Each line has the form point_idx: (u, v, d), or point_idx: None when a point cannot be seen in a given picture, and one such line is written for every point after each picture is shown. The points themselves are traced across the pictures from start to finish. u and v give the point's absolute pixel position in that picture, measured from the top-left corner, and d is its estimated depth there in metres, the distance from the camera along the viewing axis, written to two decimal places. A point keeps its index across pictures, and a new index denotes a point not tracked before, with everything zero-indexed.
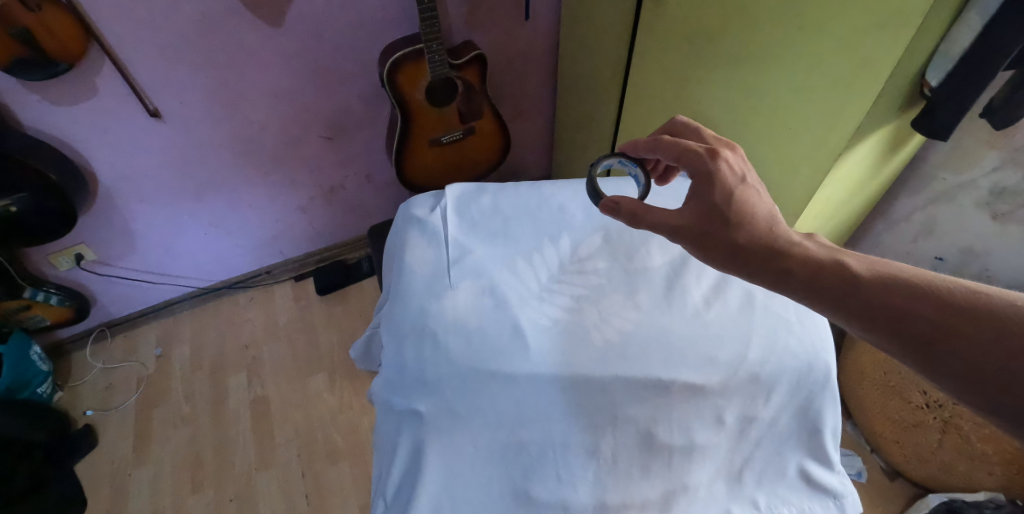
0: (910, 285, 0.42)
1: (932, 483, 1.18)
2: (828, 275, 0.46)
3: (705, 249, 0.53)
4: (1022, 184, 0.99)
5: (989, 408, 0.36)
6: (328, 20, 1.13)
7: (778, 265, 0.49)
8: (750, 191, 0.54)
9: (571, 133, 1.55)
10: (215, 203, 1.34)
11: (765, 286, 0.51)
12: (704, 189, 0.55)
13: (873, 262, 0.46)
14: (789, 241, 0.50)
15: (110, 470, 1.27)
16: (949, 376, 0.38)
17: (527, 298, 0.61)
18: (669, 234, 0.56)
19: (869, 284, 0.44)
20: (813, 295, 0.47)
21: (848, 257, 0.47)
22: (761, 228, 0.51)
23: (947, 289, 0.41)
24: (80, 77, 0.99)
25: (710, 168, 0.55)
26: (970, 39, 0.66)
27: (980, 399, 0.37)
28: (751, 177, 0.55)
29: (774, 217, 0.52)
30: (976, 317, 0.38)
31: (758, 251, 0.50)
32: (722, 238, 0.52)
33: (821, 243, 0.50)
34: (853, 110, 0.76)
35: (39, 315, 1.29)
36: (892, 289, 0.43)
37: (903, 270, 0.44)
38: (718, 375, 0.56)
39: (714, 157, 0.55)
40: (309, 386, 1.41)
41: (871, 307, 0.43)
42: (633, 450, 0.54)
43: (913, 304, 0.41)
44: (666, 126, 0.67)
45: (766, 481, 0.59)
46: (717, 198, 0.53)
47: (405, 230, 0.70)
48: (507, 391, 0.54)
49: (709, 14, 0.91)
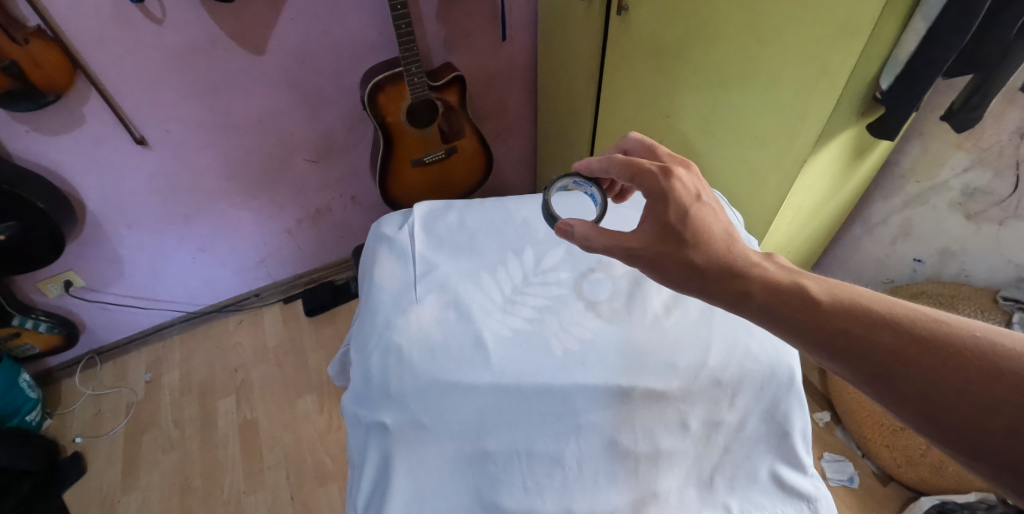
0: (868, 309, 0.44)
1: (924, 486, 1.16)
2: (785, 295, 0.48)
3: (665, 270, 0.54)
4: (993, 184, 1.00)
5: (941, 435, 0.38)
6: (309, 45, 1.16)
7: (735, 284, 0.51)
8: (705, 208, 0.55)
9: (552, 148, 1.57)
10: (203, 227, 1.36)
11: (724, 306, 0.52)
12: (660, 206, 0.56)
13: (831, 285, 0.47)
14: (747, 261, 0.51)
15: (98, 497, 1.26)
16: (904, 402, 0.40)
17: (491, 310, 0.62)
18: (623, 253, 0.57)
19: (827, 307, 0.45)
20: (769, 313, 0.48)
21: (806, 278, 0.49)
22: (718, 246, 0.53)
23: (908, 315, 0.42)
24: (67, 108, 1.02)
25: (664, 186, 0.56)
26: (915, 43, 0.68)
27: (942, 425, 0.38)
28: (705, 194, 0.57)
29: (730, 235, 0.54)
30: (934, 345, 0.40)
31: (716, 270, 0.52)
32: (680, 258, 0.54)
33: (779, 264, 0.51)
34: (815, 116, 0.77)
35: (28, 342, 1.31)
36: (849, 313, 0.44)
37: (859, 294, 0.45)
38: (678, 381, 0.57)
39: (667, 175, 0.57)
40: (298, 408, 1.41)
41: (828, 330, 0.44)
42: (599, 459, 0.54)
43: (869, 329, 0.43)
44: (622, 143, 0.69)
45: (738, 487, 0.59)
46: (672, 217, 0.55)
47: (374, 249, 0.71)
48: (471, 403, 0.55)
49: (674, 31, 0.94)
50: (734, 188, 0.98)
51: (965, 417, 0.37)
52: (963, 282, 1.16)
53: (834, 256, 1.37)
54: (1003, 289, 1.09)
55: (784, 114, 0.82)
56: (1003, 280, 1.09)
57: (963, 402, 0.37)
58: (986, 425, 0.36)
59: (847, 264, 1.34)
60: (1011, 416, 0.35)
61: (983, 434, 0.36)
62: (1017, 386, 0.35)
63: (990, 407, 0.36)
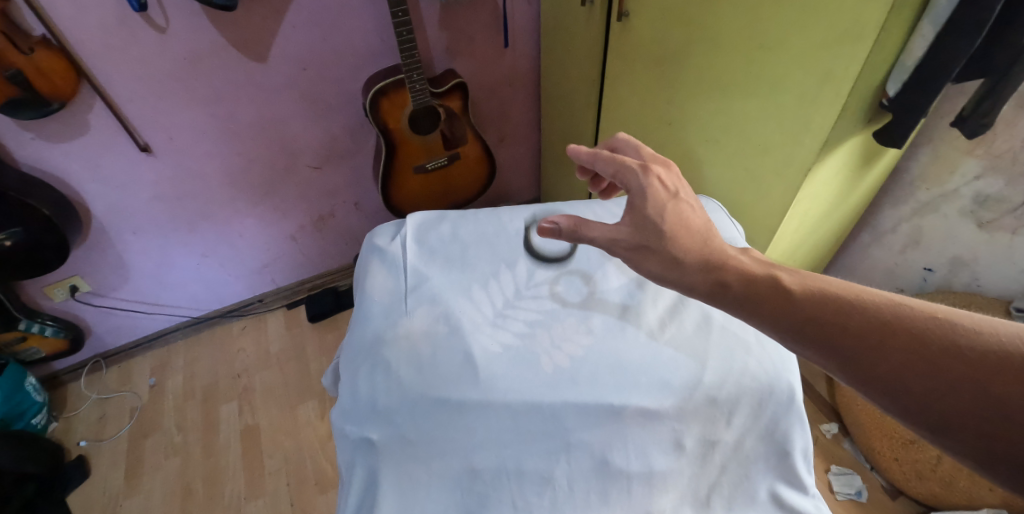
0: (837, 297, 0.43)
1: (934, 502, 1.13)
2: (761, 287, 0.47)
3: (645, 263, 0.55)
4: (1006, 191, 0.97)
5: (913, 417, 0.38)
6: (312, 52, 1.17)
7: (713, 276, 0.50)
8: (683, 205, 0.56)
9: (556, 154, 1.56)
10: (207, 233, 1.37)
11: (702, 299, 0.51)
12: (640, 202, 0.56)
13: (804, 277, 0.47)
14: (723, 254, 0.51)
15: (101, 501, 1.26)
16: (875, 388, 0.39)
17: (481, 324, 0.62)
18: (610, 247, 0.57)
19: (799, 296, 0.45)
20: (744, 305, 0.48)
21: (781, 271, 0.48)
22: (695, 242, 0.53)
23: (874, 301, 0.42)
24: (72, 114, 1.03)
25: (643, 183, 0.56)
26: (923, 48, 0.66)
27: (909, 411, 0.38)
28: (684, 193, 0.57)
29: (707, 229, 0.54)
30: (899, 329, 0.39)
31: (695, 260, 0.52)
32: (658, 250, 0.54)
33: (755, 258, 0.51)
34: (819, 122, 0.76)
35: (35, 347, 1.32)
36: (820, 301, 0.44)
37: (829, 283, 0.45)
38: (673, 399, 0.55)
39: (646, 172, 0.57)
40: (299, 414, 1.41)
41: (800, 320, 0.44)
42: (591, 479, 0.53)
43: (839, 315, 0.42)
44: (610, 142, 0.69)
45: (735, 507, 0.57)
46: (650, 211, 0.55)
47: (366, 260, 0.71)
48: (459, 418, 0.54)
49: (676, 36, 0.93)
50: (737, 197, 0.97)
51: (933, 400, 0.36)
52: (975, 293, 1.12)
53: (842, 264, 1.34)
54: (1015, 300, 1.06)
55: (787, 123, 0.80)
56: (1016, 290, 1.06)
57: (932, 384, 0.37)
58: (952, 403, 0.36)
59: (856, 272, 1.32)
60: (976, 393, 0.35)
61: (952, 414, 0.36)
62: (979, 364, 0.35)
63: (956, 387, 0.36)
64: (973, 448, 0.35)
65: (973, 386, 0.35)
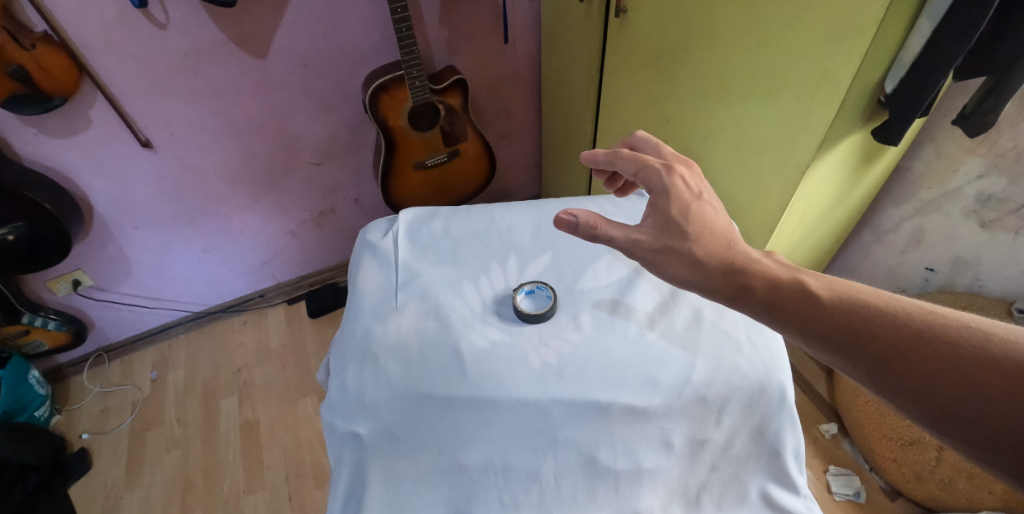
0: (867, 303, 0.43)
1: (933, 503, 1.11)
2: (786, 291, 0.47)
3: (670, 267, 0.54)
4: (1009, 191, 0.96)
5: (939, 425, 0.37)
6: (312, 48, 1.17)
7: (736, 280, 0.50)
8: (706, 206, 0.57)
9: (556, 151, 1.55)
10: (208, 229, 1.38)
11: (726, 303, 0.51)
12: (663, 203, 0.57)
13: (832, 282, 0.47)
14: (748, 257, 0.51)
15: (102, 493, 1.27)
16: (904, 395, 0.39)
17: (470, 320, 0.62)
18: (627, 246, 0.56)
19: (827, 302, 0.45)
20: (769, 309, 0.48)
21: (807, 275, 0.48)
22: (718, 242, 0.53)
23: (904, 309, 0.42)
24: (74, 110, 1.04)
25: (667, 183, 0.57)
26: (920, 44, 0.66)
27: (936, 419, 0.37)
28: (707, 194, 0.58)
29: (730, 232, 0.55)
30: (931, 337, 0.39)
31: (718, 266, 0.52)
32: (681, 251, 0.54)
33: (780, 261, 0.51)
34: (817, 119, 0.75)
35: (38, 340, 1.33)
36: (849, 307, 0.44)
37: (859, 289, 0.45)
38: (661, 397, 0.55)
39: (670, 172, 0.58)
40: (299, 409, 1.42)
41: (828, 326, 0.44)
42: (579, 476, 0.53)
43: (868, 322, 0.42)
44: (628, 140, 0.69)
45: (725, 507, 0.57)
46: (674, 211, 0.56)
47: (358, 255, 0.72)
48: (444, 414, 0.54)
49: (674, 33, 0.92)
50: (736, 195, 0.96)
51: (962, 408, 0.36)
52: (977, 293, 1.11)
53: (843, 264, 1.33)
54: (1017, 300, 1.05)
55: (786, 120, 0.80)
56: (1018, 290, 1.05)
57: (960, 392, 0.36)
58: (983, 413, 0.35)
59: (857, 272, 1.30)
60: (1008, 403, 0.34)
61: (981, 424, 0.35)
62: (1011, 374, 0.35)
63: (985, 396, 0.35)
64: (1003, 459, 0.34)
65: (1007, 397, 0.34)
